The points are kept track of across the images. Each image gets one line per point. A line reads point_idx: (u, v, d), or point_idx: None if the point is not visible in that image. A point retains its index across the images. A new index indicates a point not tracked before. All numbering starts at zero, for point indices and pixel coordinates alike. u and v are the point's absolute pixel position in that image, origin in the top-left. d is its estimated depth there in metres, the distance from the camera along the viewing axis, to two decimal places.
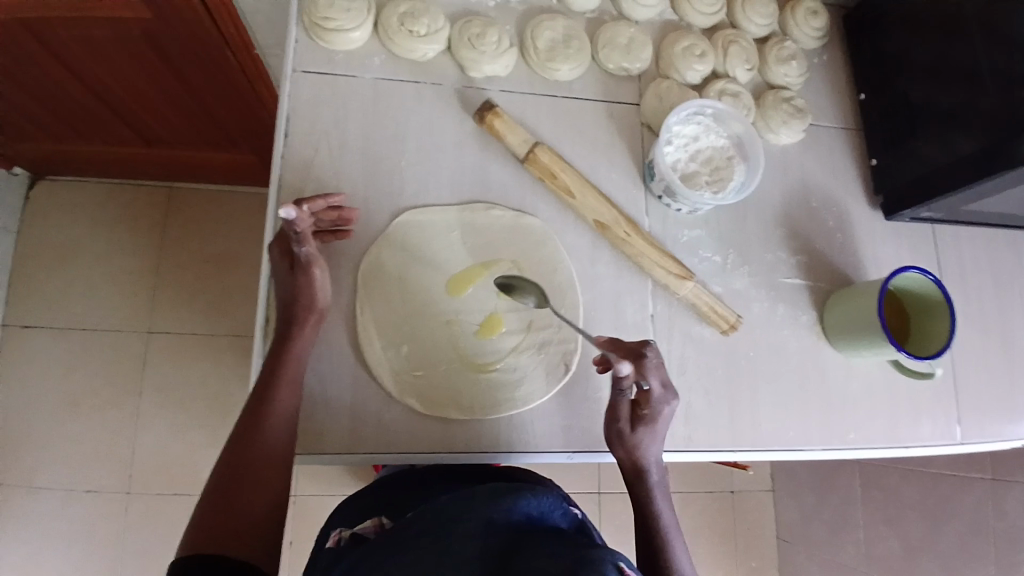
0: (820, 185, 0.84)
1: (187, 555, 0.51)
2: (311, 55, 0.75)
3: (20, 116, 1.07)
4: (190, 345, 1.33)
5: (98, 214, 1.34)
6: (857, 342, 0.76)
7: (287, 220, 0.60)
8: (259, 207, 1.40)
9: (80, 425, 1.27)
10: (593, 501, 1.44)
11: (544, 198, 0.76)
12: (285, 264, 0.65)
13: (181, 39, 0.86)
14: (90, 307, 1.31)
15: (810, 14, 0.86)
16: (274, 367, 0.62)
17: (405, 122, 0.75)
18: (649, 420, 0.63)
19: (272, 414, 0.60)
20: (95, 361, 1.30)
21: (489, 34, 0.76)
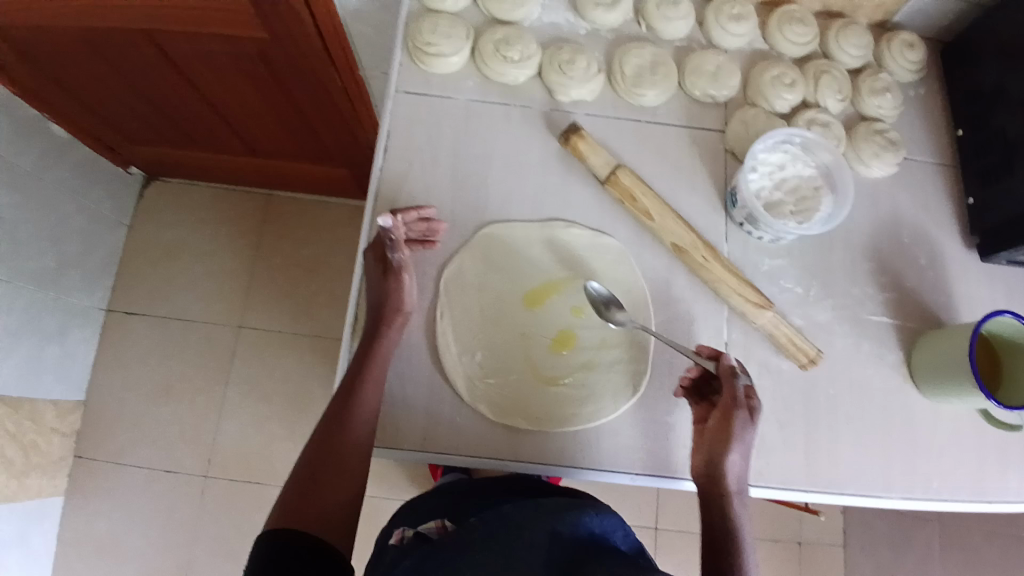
0: (912, 220, 0.81)
1: (276, 528, 0.56)
2: (412, 78, 0.81)
3: (151, 119, 1.21)
4: (275, 341, 1.43)
5: (202, 216, 1.47)
6: (947, 387, 0.72)
7: (384, 227, 0.69)
8: (346, 216, 1.49)
9: (173, 407, 1.38)
10: (651, 531, 1.41)
11: (622, 219, 0.78)
12: (376, 270, 0.70)
13: (292, 61, 0.94)
14: (190, 299, 1.44)
15: (908, 45, 0.84)
16: (362, 364, 0.66)
17: (493, 142, 0.79)
18: (749, 423, 0.66)
19: (357, 408, 0.64)
20: (190, 349, 1.41)
21: (578, 60, 0.79)
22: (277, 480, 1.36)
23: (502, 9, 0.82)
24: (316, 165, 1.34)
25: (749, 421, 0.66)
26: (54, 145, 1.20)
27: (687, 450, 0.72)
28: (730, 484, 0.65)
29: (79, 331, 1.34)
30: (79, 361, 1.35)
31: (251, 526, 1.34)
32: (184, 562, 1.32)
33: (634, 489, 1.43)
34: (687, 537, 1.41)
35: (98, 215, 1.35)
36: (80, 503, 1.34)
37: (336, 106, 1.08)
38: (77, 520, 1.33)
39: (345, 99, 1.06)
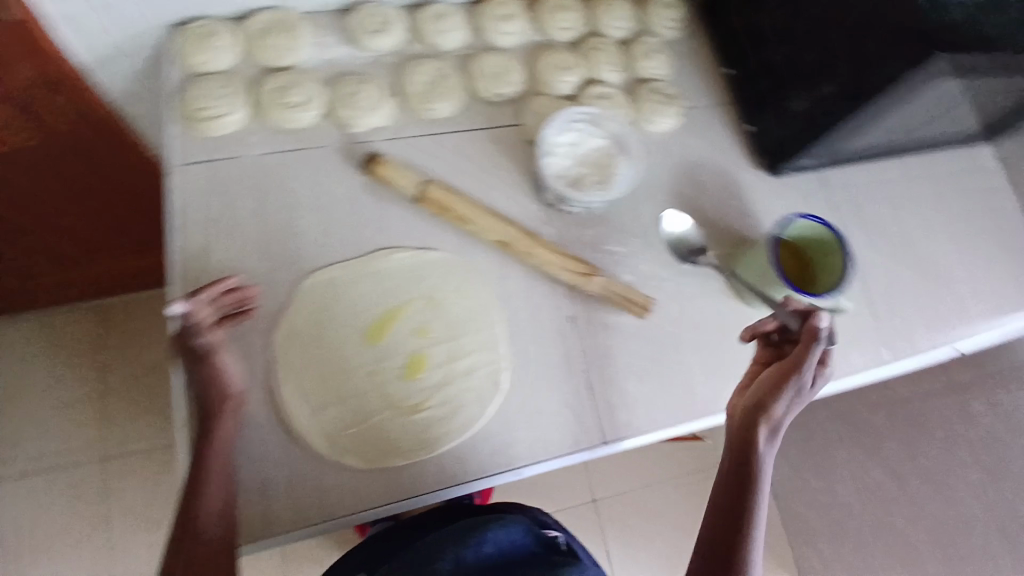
0: (705, 159, 0.88)
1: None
2: (195, 146, 0.76)
3: None
4: (153, 457, 1.30)
5: (25, 349, 1.31)
6: (767, 294, 0.79)
7: (182, 313, 0.63)
8: None
9: (49, 568, 1.21)
10: (589, 506, 1.43)
11: (446, 232, 0.78)
12: (189, 360, 0.64)
13: (71, 160, 0.87)
14: (35, 445, 1.27)
15: (664, 8, 0.92)
16: (199, 464, 0.60)
17: (296, 189, 0.77)
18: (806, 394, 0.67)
19: (203, 514, 0.58)
20: (52, 497, 1.25)
21: (361, 90, 0.79)
22: None
23: (271, 56, 0.79)
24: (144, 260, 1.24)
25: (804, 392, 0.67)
26: None
27: (561, 427, 0.73)
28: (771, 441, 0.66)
29: None
30: None
31: None
32: None
33: (564, 476, 1.44)
34: (625, 504, 1.45)
35: None
36: None
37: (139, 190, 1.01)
38: None
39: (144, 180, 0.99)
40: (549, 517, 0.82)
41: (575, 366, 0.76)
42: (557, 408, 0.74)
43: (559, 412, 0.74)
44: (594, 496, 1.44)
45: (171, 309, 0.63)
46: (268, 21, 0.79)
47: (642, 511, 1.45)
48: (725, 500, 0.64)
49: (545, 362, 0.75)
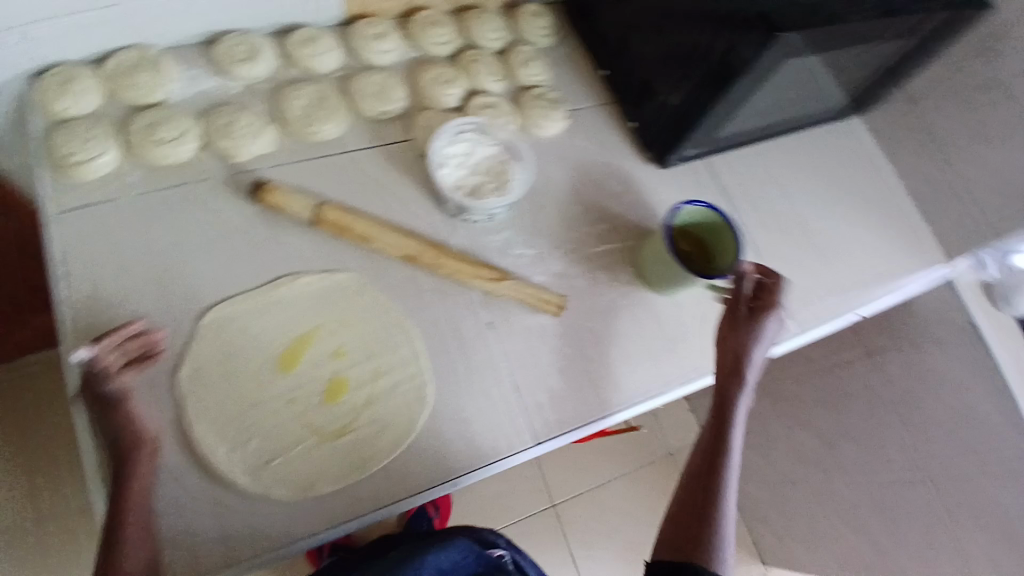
0: (596, 158, 0.92)
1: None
2: (68, 193, 0.72)
3: None
4: None
5: None
6: (671, 282, 0.83)
7: (88, 359, 0.60)
8: None
9: None
10: (550, 511, 1.44)
11: (350, 253, 0.77)
12: (99, 407, 0.60)
13: None
14: None
15: (533, 16, 0.95)
16: (117, 515, 0.58)
17: (185, 226, 0.74)
18: (772, 330, 0.75)
19: (125, 566, 0.56)
20: None
21: (238, 120, 0.77)
22: None
23: (136, 94, 0.76)
24: None
25: (770, 331, 0.75)
26: None
27: (490, 432, 0.75)
28: (744, 390, 0.74)
29: None
30: None
31: None
32: None
33: (518, 482, 1.45)
34: (582, 503, 1.47)
35: None
36: None
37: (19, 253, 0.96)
38: None
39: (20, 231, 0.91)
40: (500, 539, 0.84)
41: (499, 370, 0.77)
42: (490, 414, 0.75)
43: (489, 417, 0.75)
44: (553, 500, 1.46)
45: (77, 355, 0.60)
46: (130, 58, 0.77)
47: (598, 506, 1.48)
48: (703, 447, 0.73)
49: (466, 370, 0.76)
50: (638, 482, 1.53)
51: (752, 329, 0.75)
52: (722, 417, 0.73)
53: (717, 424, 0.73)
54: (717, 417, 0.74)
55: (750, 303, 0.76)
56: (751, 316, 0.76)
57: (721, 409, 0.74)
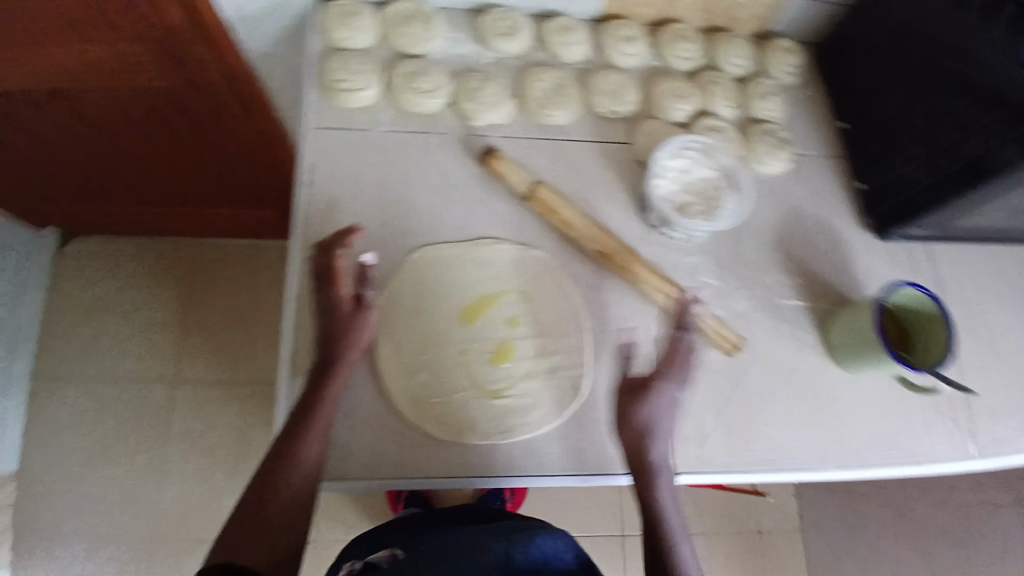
0: (812, 211, 0.88)
1: (217, 563, 0.57)
2: (328, 113, 0.81)
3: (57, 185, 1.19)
4: (217, 391, 1.39)
5: (120, 271, 1.44)
6: (861, 361, 0.79)
7: (366, 264, 0.72)
8: (274, 255, 1.50)
9: (105, 474, 1.32)
10: (617, 538, 1.42)
11: (550, 235, 0.80)
12: (334, 304, 0.70)
13: (213, 113, 0.97)
14: (113, 361, 1.39)
15: (784, 52, 0.92)
16: (311, 401, 0.67)
17: (415, 169, 0.80)
18: (651, 409, 0.69)
19: (305, 446, 0.65)
20: (120, 409, 1.36)
21: (486, 87, 0.81)
22: None
23: (406, 43, 0.82)
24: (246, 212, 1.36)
25: (671, 401, 0.70)
26: None
27: None
28: (662, 473, 0.69)
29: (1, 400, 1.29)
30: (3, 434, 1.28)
31: None
32: None
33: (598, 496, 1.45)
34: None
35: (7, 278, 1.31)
36: None
37: (257, 150, 1.11)
38: None
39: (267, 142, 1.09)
40: None
41: None
42: None
43: None
44: (624, 530, 1.43)
45: (365, 257, 0.72)
46: (407, 9, 0.83)
47: None
48: (649, 528, 0.67)
49: (625, 379, 0.76)
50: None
51: (637, 416, 0.69)
52: (663, 483, 0.69)
53: (659, 495, 0.68)
54: (649, 490, 0.68)
55: (672, 358, 0.71)
56: (662, 383, 0.70)
57: (644, 480, 0.68)
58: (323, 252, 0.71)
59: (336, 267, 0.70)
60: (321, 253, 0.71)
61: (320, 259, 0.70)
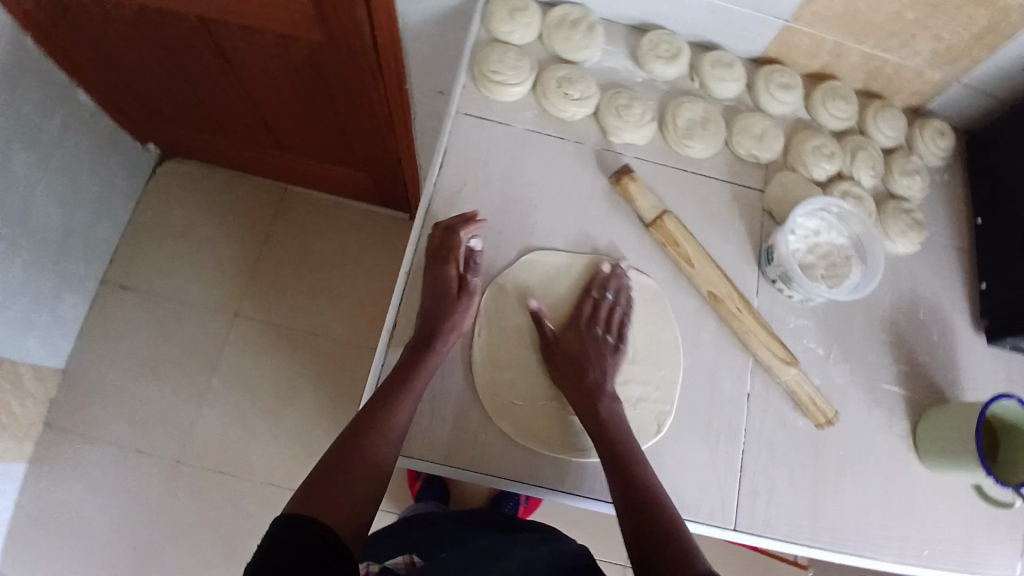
0: (930, 301, 0.86)
1: (290, 514, 0.54)
2: (475, 100, 0.83)
3: (175, 102, 1.25)
4: (269, 335, 1.43)
5: (208, 200, 1.51)
6: (949, 462, 0.76)
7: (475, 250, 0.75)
8: (352, 216, 1.53)
9: (152, 388, 1.37)
10: None
11: (665, 263, 0.80)
12: (452, 285, 0.73)
13: (343, 73, 1.00)
14: (183, 283, 1.45)
15: (938, 132, 0.89)
16: (409, 374, 0.68)
17: (545, 171, 0.81)
18: (595, 352, 0.72)
19: (397, 417, 0.65)
20: (179, 330, 1.42)
21: (634, 106, 0.82)
22: (250, 477, 1.34)
23: (566, 48, 0.83)
24: (337, 170, 1.40)
25: (607, 353, 0.73)
26: (80, 117, 1.23)
27: (701, 494, 0.73)
28: (611, 400, 0.70)
29: (74, 296, 1.35)
30: (67, 328, 1.35)
31: (221, 519, 1.31)
32: (145, 550, 1.29)
33: None
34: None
35: (110, 184, 1.37)
36: (37, 473, 1.30)
37: (370, 116, 1.13)
38: (33, 490, 1.29)
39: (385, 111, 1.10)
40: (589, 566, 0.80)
41: (735, 444, 0.75)
42: (708, 476, 0.74)
43: (706, 479, 0.74)
44: None
45: (475, 243, 0.75)
46: (573, 15, 0.85)
47: None
48: (612, 462, 0.65)
49: (709, 425, 0.75)
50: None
51: (558, 356, 0.72)
52: (626, 444, 0.67)
53: (624, 457, 0.65)
54: (609, 455, 0.66)
55: (594, 314, 0.74)
56: (586, 330, 0.73)
57: (606, 441, 0.67)
58: (445, 232, 0.74)
59: (456, 252, 0.73)
60: (447, 233, 0.74)
61: (441, 238, 0.73)
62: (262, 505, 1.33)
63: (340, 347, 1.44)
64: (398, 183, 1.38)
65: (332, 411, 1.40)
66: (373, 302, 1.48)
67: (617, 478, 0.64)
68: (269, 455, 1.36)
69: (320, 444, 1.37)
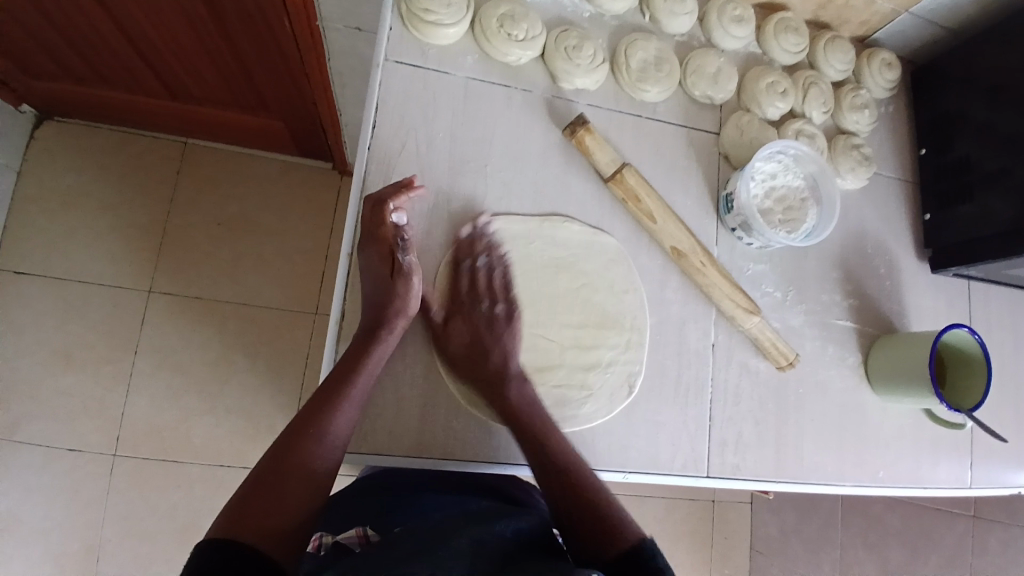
0: (876, 236, 0.88)
1: (216, 536, 0.48)
2: (407, 45, 0.73)
3: (43, 51, 1.07)
4: (194, 311, 1.31)
5: (100, 165, 1.32)
6: (900, 390, 0.79)
7: (398, 225, 0.68)
8: (271, 172, 1.39)
9: (69, 382, 1.24)
10: None
11: (625, 219, 0.77)
12: (384, 268, 0.66)
13: (239, 3, 0.87)
14: (84, 262, 1.29)
15: (884, 64, 0.90)
16: (351, 370, 0.62)
17: (492, 126, 0.75)
18: (487, 330, 0.68)
19: (337, 419, 0.60)
20: (89, 315, 1.27)
21: (584, 47, 0.75)
22: (197, 464, 1.26)
23: None
24: (250, 119, 1.25)
25: (500, 325, 0.69)
26: None
27: (674, 448, 0.73)
28: (518, 386, 0.67)
29: None
30: None
31: (170, 510, 1.24)
32: (90, 552, 1.20)
33: None
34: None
35: None
36: None
37: (279, 56, 1.00)
38: None
39: (294, 51, 0.97)
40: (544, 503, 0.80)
41: (704, 397, 0.75)
42: (679, 431, 0.74)
43: (678, 434, 0.74)
44: None
45: (396, 217, 0.67)
46: None
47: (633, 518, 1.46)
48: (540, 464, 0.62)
49: (678, 380, 0.75)
50: (673, 511, 1.50)
51: (456, 347, 0.68)
52: (542, 421, 0.65)
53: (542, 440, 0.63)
54: (526, 438, 0.64)
55: (475, 287, 0.70)
56: (472, 311, 0.69)
57: (518, 429, 0.65)
58: (374, 207, 0.67)
59: (382, 232, 0.66)
60: (372, 207, 0.67)
61: (371, 214, 0.67)
62: (212, 488, 1.26)
63: (277, 318, 1.34)
64: (318, 130, 1.25)
65: (277, 384, 1.32)
66: (306, 266, 1.37)
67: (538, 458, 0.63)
68: (213, 438, 1.27)
69: (268, 419, 1.30)
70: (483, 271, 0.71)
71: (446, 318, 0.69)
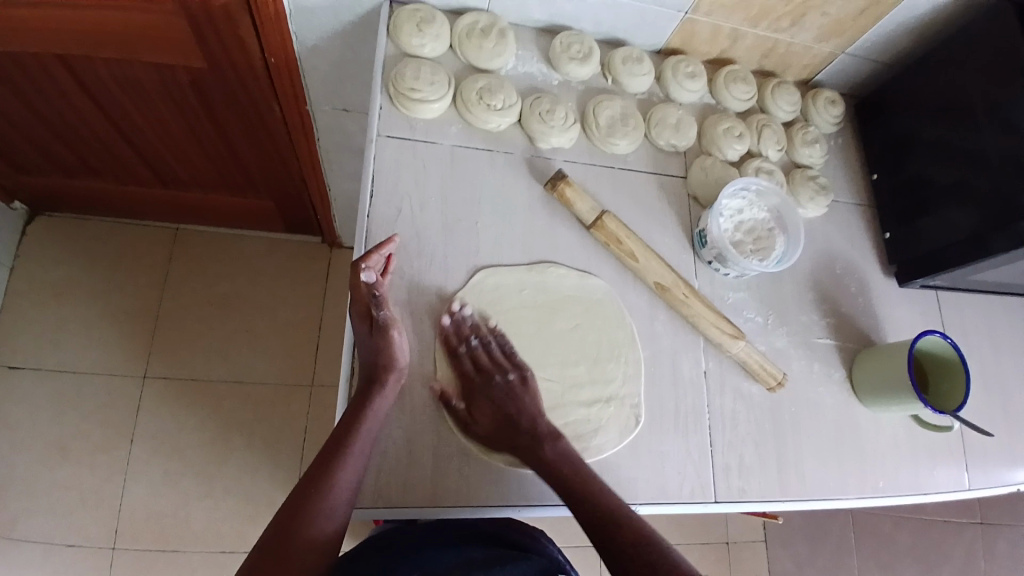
0: (843, 258, 0.94)
1: None
2: (396, 121, 0.80)
3: (43, 151, 1.14)
4: (191, 390, 1.32)
5: (94, 254, 1.37)
6: (888, 400, 0.83)
7: (369, 284, 0.70)
8: (260, 248, 1.44)
9: (68, 474, 1.23)
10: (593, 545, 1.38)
11: (609, 259, 0.83)
12: (363, 329, 0.69)
13: (230, 94, 0.95)
14: (79, 352, 1.31)
15: (828, 103, 1.00)
16: (353, 425, 0.64)
17: (479, 186, 0.81)
18: (508, 402, 0.69)
19: (343, 474, 0.62)
20: (87, 402, 1.28)
21: (557, 110, 0.83)
22: (200, 546, 1.24)
23: (480, 58, 0.84)
24: (238, 199, 1.30)
25: (519, 391, 0.70)
26: None
27: (682, 477, 0.76)
28: (550, 445, 0.68)
29: None
30: None
31: None
32: None
33: None
34: None
35: None
36: None
37: (269, 138, 1.07)
38: None
39: (282, 133, 1.04)
40: (561, 554, 0.77)
41: (702, 424, 0.79)
42: (682, 460, 0.77)
43: (682, 464, 0.76)
44: None
45: (363, 277, 0.70)
46: (482, 22, 0.85)
47: None
48: (562, 490, 0.65)
49: (677, 410, 0.78)
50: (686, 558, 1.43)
51: (484, 424, 0.69)
52: (585, 474, 0.66)
53: (588, 494, 0.64)
54: (575, 501, 0.64)
55: (479, 369, 0.71)
56: (490, 386, 0.70)
57: (564, 488, 0.65)
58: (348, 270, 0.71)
59: (357, 295, 0.70)
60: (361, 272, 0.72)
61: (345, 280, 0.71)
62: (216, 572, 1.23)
63: (273, 389, 1.36)
64: (306, 205, 1.31)
65: (277, 458, 1.32)
66: (301, 336, 1.40)
67: (583, 504, 0.64)
68: (215, 517, 1.26)
69: (270, 495, 1.29)
70: (482, 350, 0.72)
71: (467, 404, 0.70)
